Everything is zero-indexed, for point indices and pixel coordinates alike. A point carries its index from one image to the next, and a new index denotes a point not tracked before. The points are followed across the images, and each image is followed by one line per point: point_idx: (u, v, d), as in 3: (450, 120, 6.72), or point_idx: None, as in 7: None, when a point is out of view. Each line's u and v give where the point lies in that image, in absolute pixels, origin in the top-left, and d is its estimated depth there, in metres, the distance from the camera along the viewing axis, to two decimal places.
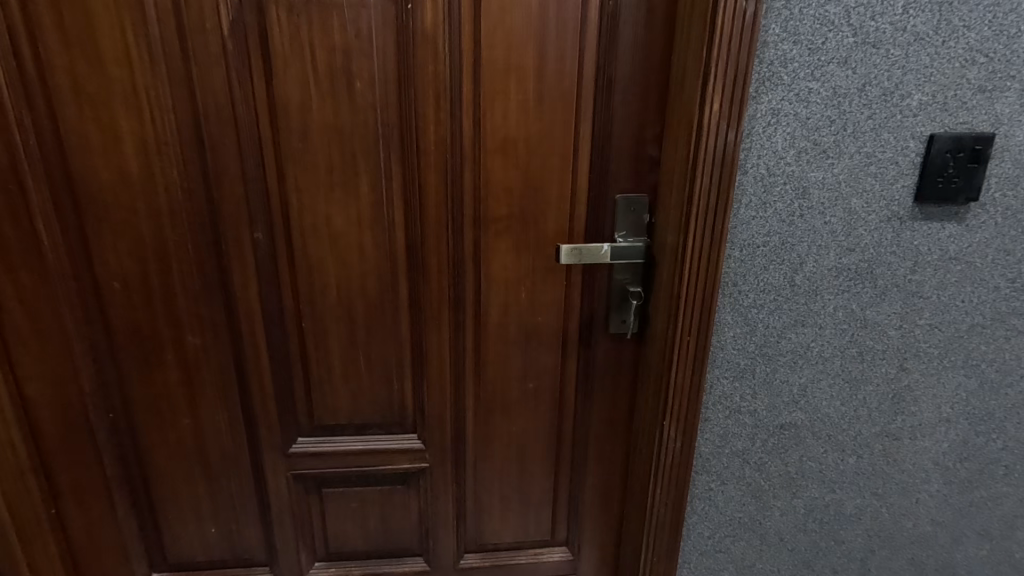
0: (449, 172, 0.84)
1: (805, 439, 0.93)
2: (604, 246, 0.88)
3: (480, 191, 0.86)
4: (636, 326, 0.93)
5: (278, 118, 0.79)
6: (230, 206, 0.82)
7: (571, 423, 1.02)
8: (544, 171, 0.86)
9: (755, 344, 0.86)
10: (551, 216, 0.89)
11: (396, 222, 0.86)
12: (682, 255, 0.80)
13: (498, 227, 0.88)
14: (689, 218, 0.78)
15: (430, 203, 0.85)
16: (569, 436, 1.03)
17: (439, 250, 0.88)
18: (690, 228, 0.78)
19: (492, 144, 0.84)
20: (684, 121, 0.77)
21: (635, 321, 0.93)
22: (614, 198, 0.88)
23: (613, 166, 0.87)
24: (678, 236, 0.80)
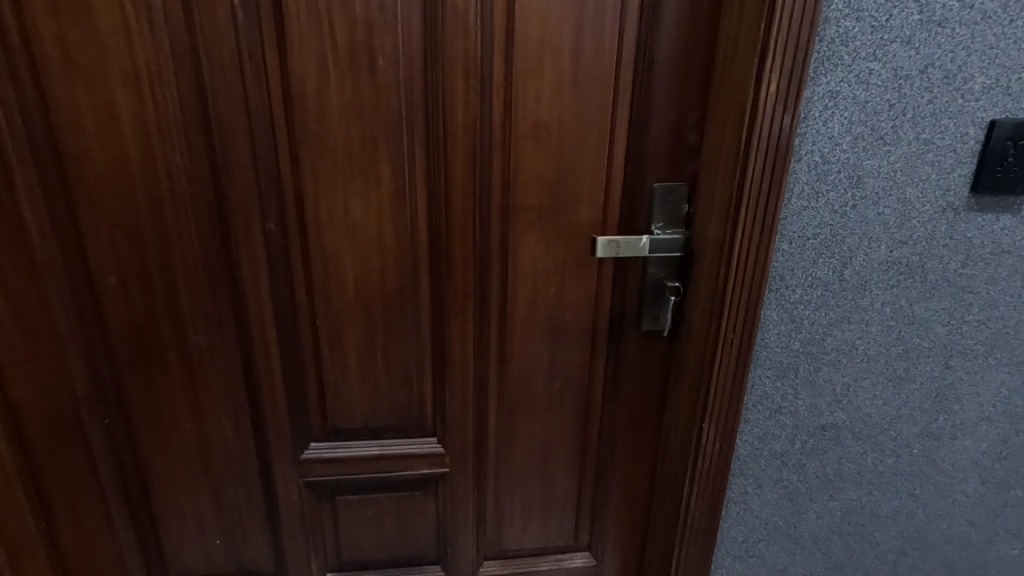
0: (478, 158, 0.78)
1: (845, 440, 0.89)
2: (642, 238, 0.82)
3: (510, 179, 0.80)
4: (671, 323, 0.88)
5: (292, 97, 0.72)
6: (239, 193, 0.75)
7: (598, 424, 0.97)
8: (578, 157, 0.80)
9: (800, 342, 0.81)
10: (584, 206, 0.83)
11: (420, 212, 0.80)
12: (731, 249, 0.75)
13: (528, 218, 0.82)
14: (740, 208, 0.73)
15: (457, 193, 0.79)
16: (596, 437, 0.98)
17: (465, 243, 0.82)
18: (740, 220, 0.73)
19: (524, 128, 0.78)
20: (737, 105, 0.71)
21: (670, 317, 0.88)
22: (652, 187, 0.82)
23: (651, 153, 0.81)
24: (727, 228, 0.75)
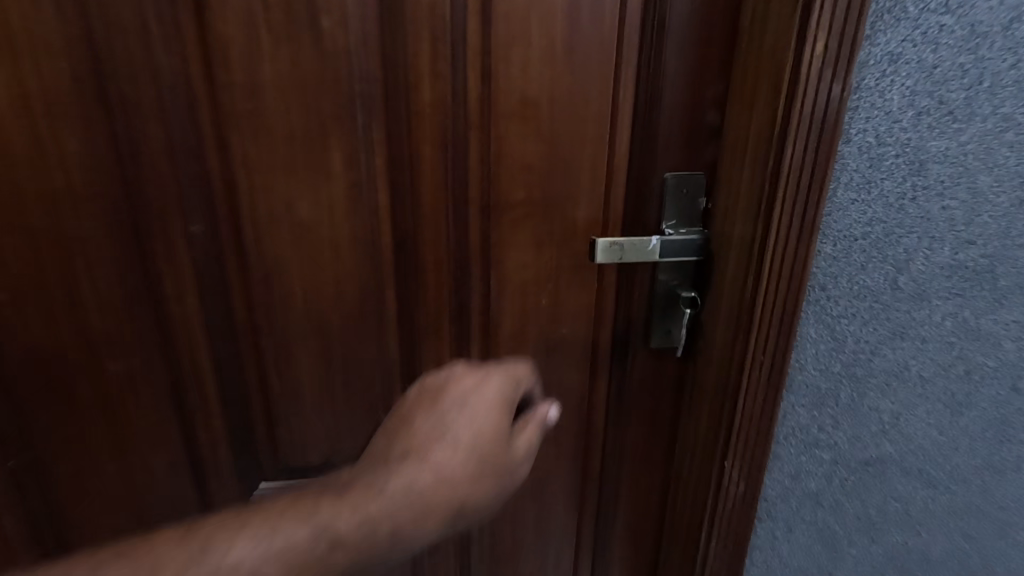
0: (451, 142, 0.64)
1: (891, 476, 0.75)
2: (651, 240, 0.68)
3: (491, 168, 0.66)
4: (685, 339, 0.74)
5: (215, 68, 0.58)
6: (155, 189, 0.61)
7: (599, 455, 0.83)
8: (573, 142, 0.66)
9: (842, 363, 0.67)
10: (582, 201, 0.69)
11: (381, 208, 0.65)
12: (762, 252, 0.61)
13: (514, 215, 0.68)
14: (774, 202, 0.59)
15: (427, 185, 0.65)
16: (596, 469, 0.84)
17: (438, 246, 0.68)
18: (775, 216, 0.59)
19: (506, 104, 0.63)
20: (771, 72, 0.57)
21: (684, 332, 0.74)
22: (663, 177, 0.68)
23: (661, 135, 0.67)
24: (758, 226, 0.61)
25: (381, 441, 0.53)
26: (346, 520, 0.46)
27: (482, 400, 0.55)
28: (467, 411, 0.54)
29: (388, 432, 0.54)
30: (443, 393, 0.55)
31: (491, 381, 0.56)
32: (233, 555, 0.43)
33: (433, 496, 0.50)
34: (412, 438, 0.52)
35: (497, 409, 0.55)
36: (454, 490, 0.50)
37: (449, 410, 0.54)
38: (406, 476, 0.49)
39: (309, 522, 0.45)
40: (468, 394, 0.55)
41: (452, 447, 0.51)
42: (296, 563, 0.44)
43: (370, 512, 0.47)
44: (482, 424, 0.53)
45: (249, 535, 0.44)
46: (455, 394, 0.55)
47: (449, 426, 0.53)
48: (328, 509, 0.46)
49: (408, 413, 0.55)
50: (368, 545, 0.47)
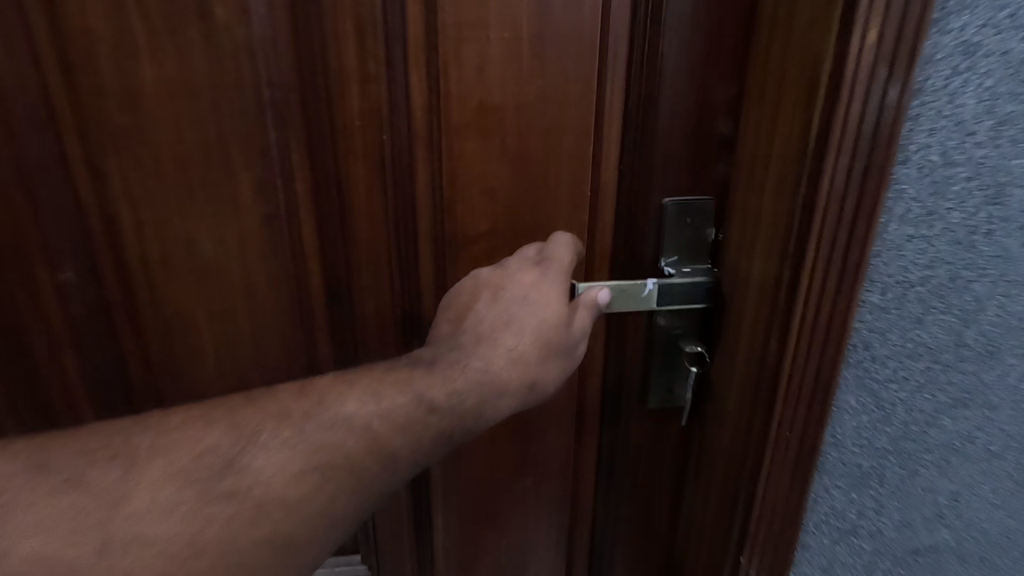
0: (391, 162, 0.51)
1: (947, 567, 0.61)
2: (646, 285, 0.54)
3: (445, 193, 0.53)
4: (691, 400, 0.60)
5: (80, 75, 0.45)
6: (15, 227, 0.48)
7: (589, 532, 0.69)
8: (547, 160, 0.53)
9: (889, 437, 0.53)
10: (560, 232, 0.56)
11: (308, 246, 0.53)
12: (792, 302, 0.47)
13: (475, 251, 0.55)
14: (808, 240, 0.45)
15: (364, 217, 0.52)
16: (587, 549, 0.70)
17: (382, 289, 0.55)
18: (808, 257, 0.45)
19: (460, 115, 0.50)
20: (805, 72, 0.43)
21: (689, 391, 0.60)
22: (661, 203, 0.55)
23: (658, 152, 0.53)
24: (786, 267, 0.47)
25: (445, 327, 0.52)
26: (440, 393, 0.46)
27: (547, 288, 0.50)
28: (538, 294, 0.50)
29: (450, 317, 0.52)
30: (503, 282, 0.52)
31: (554, 260, 0.52)
32: (347, 409, 0.43)
33: (513, 373, 0.48)
34: (479, 323, 0.50)
35: (562, 294, 0.51)
36: (528, 371, 0.48)
37: (513, 299, 0.50)
38: (481, 358, 0.48)
39: (405, 387, 0.45)
40: (532, 280, 0.51)
41: (519, 336, 0.49)
42: (403, 424, 0.44)
43: (457, 382, 0.47)
44: (549, 310, 0.49)
45: (359, 398, 0.44)
46: (517, 280, 0.51)
47: (515, 314, 0.50)
48: (419, 382, 0.46)
49: (471, 301, 0.52)
50: (464, 407, 0.46)
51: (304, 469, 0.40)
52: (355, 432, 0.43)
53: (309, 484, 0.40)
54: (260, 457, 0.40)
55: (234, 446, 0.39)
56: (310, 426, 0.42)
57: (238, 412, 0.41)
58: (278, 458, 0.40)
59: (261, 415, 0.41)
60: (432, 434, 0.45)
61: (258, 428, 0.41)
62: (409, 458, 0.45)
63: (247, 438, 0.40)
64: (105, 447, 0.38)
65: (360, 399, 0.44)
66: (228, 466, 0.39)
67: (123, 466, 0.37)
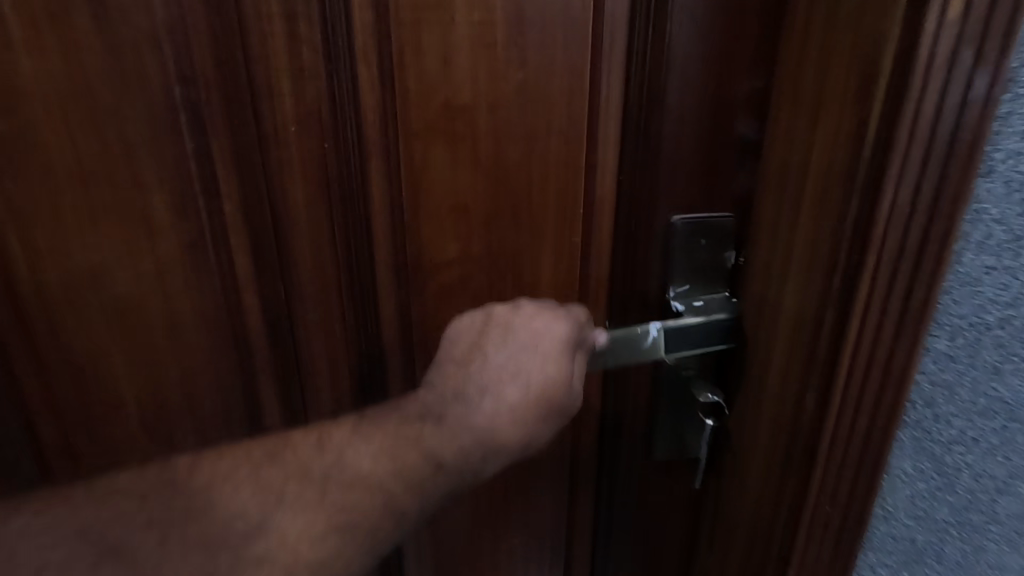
0: (339, 176, 0.41)
1: None
2: (650, 332, 0.45)
3: (406, 212, 0.44)
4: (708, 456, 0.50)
5: None
6: None
7: None
8: (530, 170, 0.43)
9: (953, 511, 0.43)
10: (546, 257, 0.46)
11: (242, 276, 0.44)
12: (836, 359, 0.38)
13: (445, 280, 0.46)
14: (857, 284, 0.35)
15: (307, 242, 0.43)
16: None
17: (333, 326, 0.46)
18: (857, 310, 0.36)
19: (421, 117, 0.41)
20: (857, 58, 0.33)
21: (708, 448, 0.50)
22: (670, 222, 0.45)
23: (665, 160, 0.43)
24: (825, 323, 0.38)
25: (448, 369, 0.43)
26: (449, 449, 0.40)
27: (556, 344, 0.42)
28: (548, 340, 0.42)
29: (454, 355, 0.43)
30: (511, 322, 0.43)
31: (569, 315, 0.43)
32: (365, 466, 0.38)
33: (519, 430, 0.42)
34: (483, 371, 0.42)
35: (574, 338, 0.43)
36: (531, 432, 0.42)
37: (520, 344, 0.43)
38: (487, 411, 0.42)
39: (417, 444, 0.39)
40: (545, 320, 0.43)
41: (522, 391, 0.42)
42: (417, 485, 0.39)
43: (462, 441, 0.41)
44: (558, 367, 0.42)
45: (382, 447, 0.39)
46: (529, 319, 0.43)
47: (521, 366, 0.42)
48: (430, 437, 0.40)
49: (475, 341, 0.43)
50: (471, 466, 0.41)
51: (327, 530, 0.36)
52: (371, 492, 0.37)
53: (332, 546, 0.36)
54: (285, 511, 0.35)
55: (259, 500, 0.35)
56: (331, 486, 0.37)
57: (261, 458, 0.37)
58: (302, 525, 0.35)
59: (281, 475, 0.36)
60: (440, 493, 0.40)
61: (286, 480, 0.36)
62: (417, 516, 0.39)
63: (271, 500, 0.35)
64: (126, 507, 0.33)
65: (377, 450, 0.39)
66: (256, 532, 0.35)
67: (146, 521, 0.33)
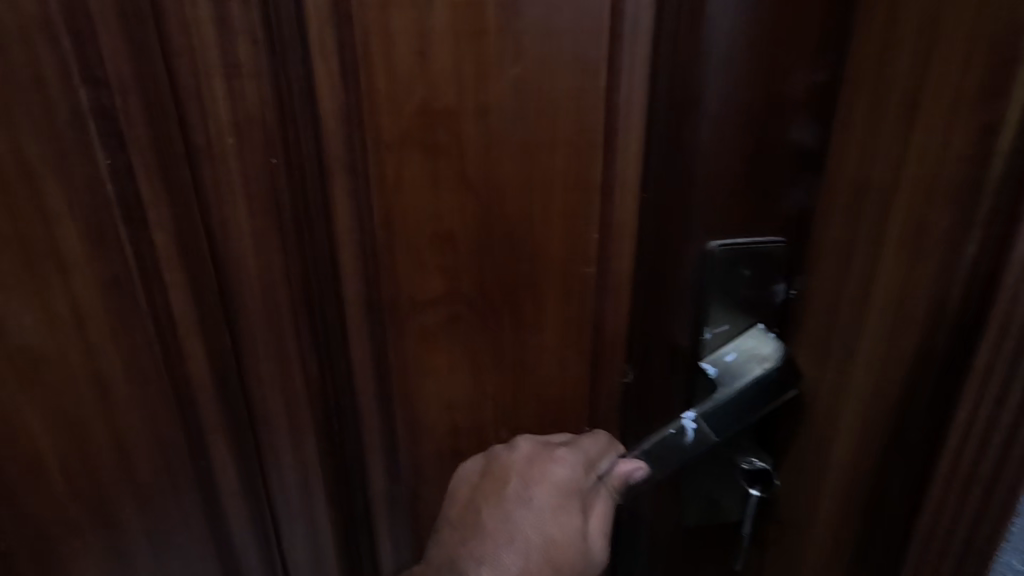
0: (292, 200, 0.33)
1: None
2: (686, 429, 0.38)
3: (379, 243, 0.35)
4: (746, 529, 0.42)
5: None
6: None
7: None
8: (531, 189, 0.35)
9: None
10: (552, 295, 0.38)
11: (181, 321, 0.36)
12: (938, 440, 0.32)
13: (428, 322, 0.38)
14: (956, 400, 0.31)
15: (253, 283, 0.35)
16: None
17: (292, 381, 0.38)
18: (950, 439, 0.31)
19: (394, 125, 0.33)
20: (978, 69, 0.27)
21: (745, 519, 0.42)
22: (708, 249, 0.36)
23: (701, 175, 0.35)
24: (894, 468, 0.34)
25: (444, 535, 0.39)
26: None
27: (558, 493, 0.38)
28: (548, 490, 0.38)
29: (450, 515, 0.39)
30: (507, 471, 0.39)
31: (569, 452, 0.40)
32: None
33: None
34: (481, 537, 0.38)
35: (580, 482, 0.39)
36: None
37: (518, 497, 0.39)
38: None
39: None
40: (544, 467, 0.39)
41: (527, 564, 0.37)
42: None
43: None
44: (562, 523, 0.38)
45: None
46: (527, 467, 0.39)
47: (522, 528, 0.38)
48: None
49: (470, 497, 0.39)
50: None
51: None
52: None
53: None
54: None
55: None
56: None
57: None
58: None
59: None
60: None
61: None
62: None
63: None
64: None
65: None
66: None
67: None
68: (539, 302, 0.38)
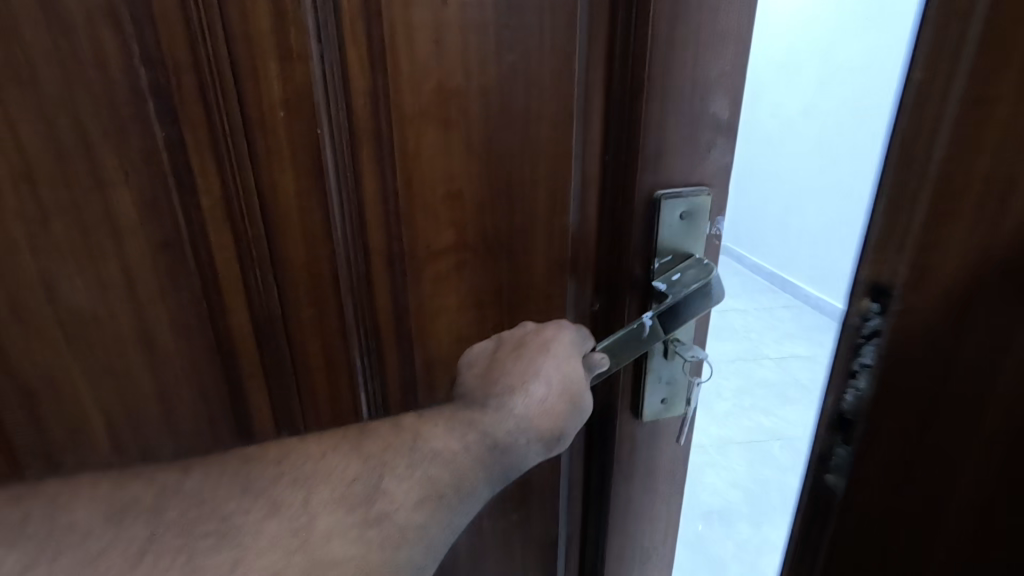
0: (329, 166, 0.39)
1: None
2: (645, 324, 0.47)
3: (400, 202, 0.42)
4: (682, 409, 0.57)
5: None
6: None
7: (579, 542, 0.66)
8: (522, 154, 0.44)
9: None
10: (540, 240, 0.47)
11: (225, 277, 0.41)
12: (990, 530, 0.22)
13: (441, 268, 0.45)
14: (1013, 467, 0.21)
15: (296, 238, 0.40)
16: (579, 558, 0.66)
17: (326, 324, 0.44)
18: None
19: (414, 103, 0.40)
20: None
21: (680, 400, 0.57)
22: (655, 197, 0.47)
23: (652, 140, 0.45)
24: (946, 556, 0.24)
25: (472, 381, 0.45)
26: (500, 427, 0.42)
27: (568, 348, 0.45)
28: (561, 345, 0.45)
29: (476, 370, 0.45)
30: (524, 335, 0.46)
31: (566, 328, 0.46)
32: (437, 447, 0.40)
33: (542, 439, 0.43)
34: (506, 374, 0.44)
35: (581, 346, 0.46)
36: (561, 424, 0.43)
37: (537, 349, 0.45)
38: (518, 413, 0.42)
39: (472, 425, 0.42)
40: (558, 328, 0.45)
41: (545, 395, 0.43)
42: (468, 472, 0.40)
43: (501, 430, 0.42)
44: (573, 367, 0.44)
45: (445, 421, 0.42)
46: (539, 331, 0.46)
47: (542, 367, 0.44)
48: (482, 417, 0.42)
49: (491, 356, 0.46)
50: (515, 459, 0.43)
51: (421, 498, 0.38)
52: (439, 499, 0.39)
53: (426, 512, 0.38)
54: (326, 519, 0.35)
55: (302, 500, 0.35)
56: (418, 457, 0.39)
57: (350, 450, 0.38)
58: (410, 486, 0.38)
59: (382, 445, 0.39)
60: (491, 475, 0.42)
61: (382, 456, 0.39)
62: (469, 504, 0.41)
63: (376, 468, 0.38)
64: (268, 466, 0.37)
65: (453, 433, 0.41)
66: (371, 494, 0.37)
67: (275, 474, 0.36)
68: (530, 244, 0.47)
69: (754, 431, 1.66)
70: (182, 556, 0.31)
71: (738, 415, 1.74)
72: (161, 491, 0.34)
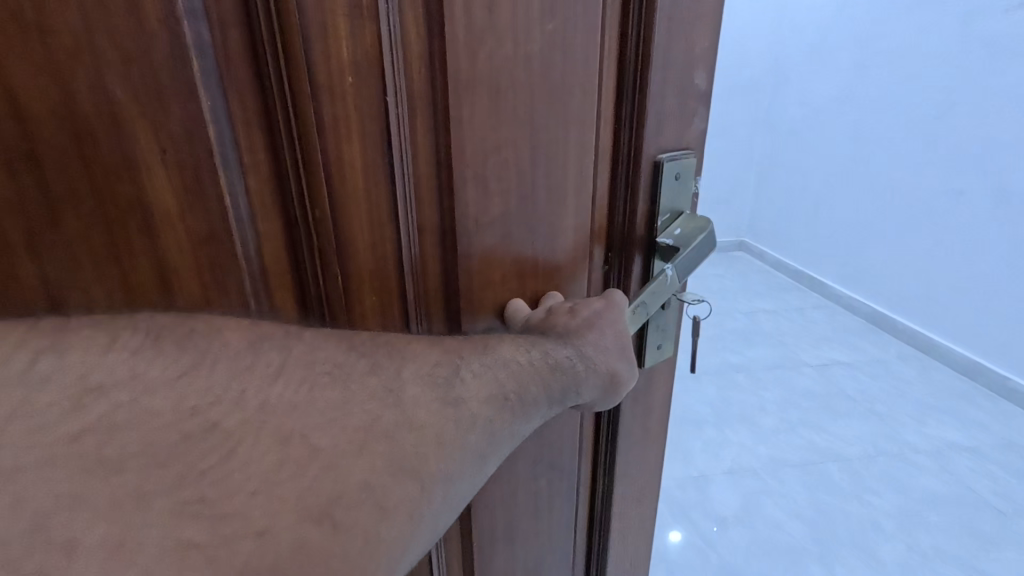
0: (390, 137, 0.36)
1: None
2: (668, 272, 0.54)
3: (455, 176, 0.40)
4: (671, 348, 0.64)
5: None
6: None
7: (592, 502, 0.70)
8: (560, 124, 0.45)
9: None
10: (571, 208, 0.49)
11: (275, 270, 0.36)
12: None
13: (489, 242, 0.44)
14: None
15: (360, 218, 0.37)
16: (591, 516, 0.71)
17: (383, 314, 0.41)
18: None
19: (468, 68, 0.38)
20: None
21: (671, 341, 0.64)
22: (657, 160, 0.52)
23: (656, 110, 0.50)
24: None
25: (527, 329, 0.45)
26: (559, 347, 0.43)
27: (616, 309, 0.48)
28: (614, 309, 0.47)
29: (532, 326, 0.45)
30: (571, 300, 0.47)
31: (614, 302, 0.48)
32: (506, 353, 0.40)
33: (601, 377, 0.45)
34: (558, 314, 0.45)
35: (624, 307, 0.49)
36: (616, 366, 0.46)
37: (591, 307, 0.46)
38: (576, 342, 0.44)
39: (533, 343, 0.42)
40: (611, 300, 0.48)
41: (604, 344, 0.45)
42: (527, 376, 0.40)
43: (557, 352, 0.43)
44: (620, 323, 0.47)
45: (508, 337, 0.42)
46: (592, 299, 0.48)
47: (595, 316, 0.46)
48: (541, 339, 0.43)
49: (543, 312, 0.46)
50: (571, 385, 0.43)
51: (495, 393, 0.38)
52: (500, 405, 0.38)
53: (493, 409, 0.38)
54: (413, 387, 0.35)
55: (393, 381, 0.35)
56: (490, 360, 0.39)
57: (429, 342, 0.38)
58: (483, 385, 0.38)
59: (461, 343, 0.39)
60: (549, 392, 0.42)
61: (458, 351, 0.38)
62: (528, 415, 0.41)
63: (454, 362, 0.38)
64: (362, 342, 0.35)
65: (519, 347, 0.41)
66: (450, 380, 0.37)
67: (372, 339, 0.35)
68: (564, 210, 0.48)
69: (809, 451, 1.65)
70: (305, 386, 0.32)
71: (787, 433, 1.73)
72: (270, 358, 0.31)
